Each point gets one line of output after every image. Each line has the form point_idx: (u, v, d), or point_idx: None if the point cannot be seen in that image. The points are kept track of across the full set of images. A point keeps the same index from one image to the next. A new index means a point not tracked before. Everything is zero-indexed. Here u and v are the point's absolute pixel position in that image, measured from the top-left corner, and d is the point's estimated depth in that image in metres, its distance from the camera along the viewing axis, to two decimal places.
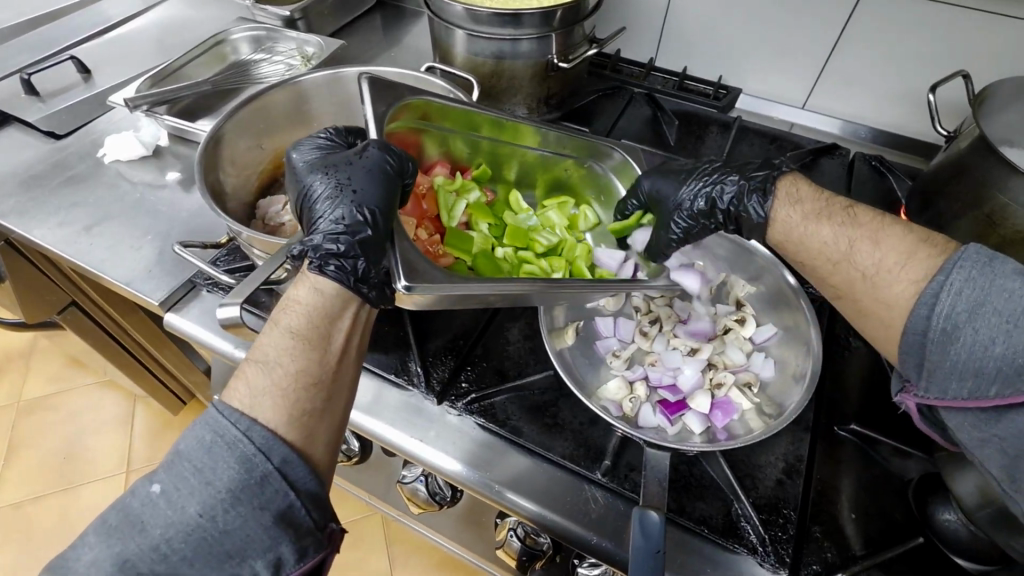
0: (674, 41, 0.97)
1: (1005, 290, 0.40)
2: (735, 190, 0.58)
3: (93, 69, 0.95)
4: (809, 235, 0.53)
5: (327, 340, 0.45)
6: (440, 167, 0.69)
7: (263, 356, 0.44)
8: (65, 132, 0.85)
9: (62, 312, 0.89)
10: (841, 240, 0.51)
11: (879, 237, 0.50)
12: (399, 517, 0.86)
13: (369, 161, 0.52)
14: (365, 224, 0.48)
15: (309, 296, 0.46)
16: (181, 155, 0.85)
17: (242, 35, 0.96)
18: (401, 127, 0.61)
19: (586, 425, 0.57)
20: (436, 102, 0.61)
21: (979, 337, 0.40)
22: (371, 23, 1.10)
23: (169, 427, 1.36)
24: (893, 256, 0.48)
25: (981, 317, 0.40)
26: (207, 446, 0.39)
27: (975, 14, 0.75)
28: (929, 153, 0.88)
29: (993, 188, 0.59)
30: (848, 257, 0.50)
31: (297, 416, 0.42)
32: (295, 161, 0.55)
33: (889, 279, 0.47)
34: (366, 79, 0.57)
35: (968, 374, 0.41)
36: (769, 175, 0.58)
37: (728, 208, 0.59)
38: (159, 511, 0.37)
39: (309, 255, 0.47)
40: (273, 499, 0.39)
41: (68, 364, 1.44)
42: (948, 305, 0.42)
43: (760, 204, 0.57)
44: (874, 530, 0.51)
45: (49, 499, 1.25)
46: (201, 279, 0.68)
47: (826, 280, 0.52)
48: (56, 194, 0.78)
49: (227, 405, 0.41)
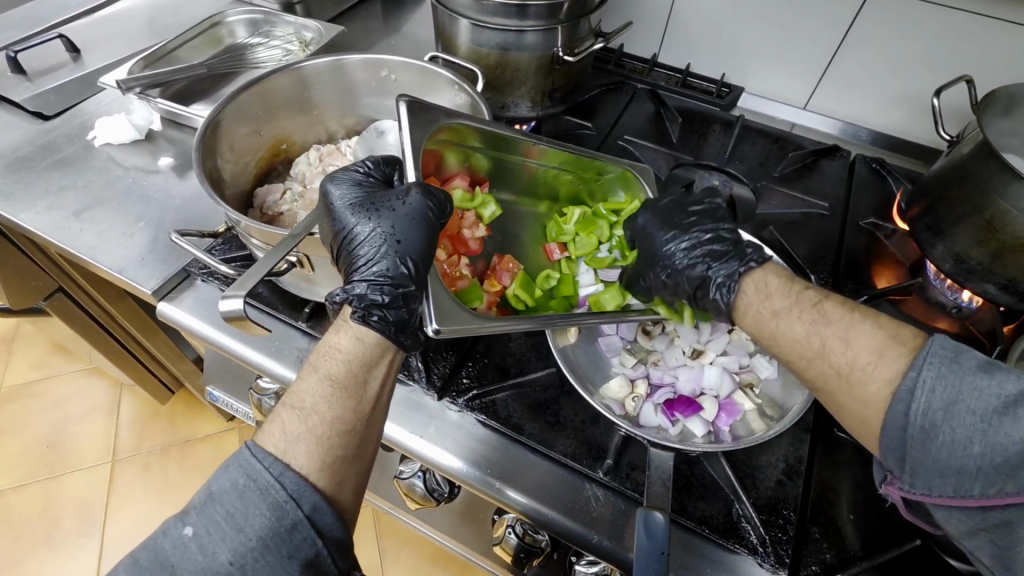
0: (677, 37, 0.97)
1: (975, 388, 0.39)
2: (714, 274, 0.55)
3: (83, 49, 0.92)
4: (777, 323, 0.51)
5: (363, 386, 0.45)
6: (459, 180, 0.64)
7: (300, 402, 0.44)
8: (53, 113, 0.83)
9: (49, 298, 0.86)
10: (813, 338, 0.49)
11: (851, 336, 0.47)
12: (393, 511, 0.85)
13: (412, 207, 0.50)
14: (407, 277, 0.48)
15: (351, 345, 0.46)
16: (175, 140, 0.82)
17: (238, 17, 0.93)
18: (439, 148, 0.58)
19: (587, 425, 0.57)
20: (476, 127, 0.58)
21: (957, 435, 0.39)
22: (371, 9, 1.08)
23: (158, 415, 1.34)
24: (865, 354, 0.46)
25: (956, 415, 0.39)
26: (239, 490, 0.39)
27: (980, 21, 0.75)
28: (928, 157, 0.89)
29: (994, 195, 0.59)
30: (822, 355, 0.48)
31: (330, 463, 0.42)
32: (331, 193, 0.53)
33: (866, 378, 0.45)
34: (402, 101, 0.54)
35: (950, 473, 0.39)
36: (740, 269, 0.55)
37: (694, 279, 0.56)
38: (190, 556, 0.37)
39: (352, 303, 0.46)
40: (301, 548, 0.39)
41: (53, 349, 1.42)
42: (923, 403, 0.40)
43: (724, 295, 0.54)
44: (871, 531, 0.52)
45: (32, 488, 1.23)
46: (196, 269, 0.67)
47: (801, 375, 0.49)
48: (45, 177, 0.75)
49: (261, 448, 0.41)
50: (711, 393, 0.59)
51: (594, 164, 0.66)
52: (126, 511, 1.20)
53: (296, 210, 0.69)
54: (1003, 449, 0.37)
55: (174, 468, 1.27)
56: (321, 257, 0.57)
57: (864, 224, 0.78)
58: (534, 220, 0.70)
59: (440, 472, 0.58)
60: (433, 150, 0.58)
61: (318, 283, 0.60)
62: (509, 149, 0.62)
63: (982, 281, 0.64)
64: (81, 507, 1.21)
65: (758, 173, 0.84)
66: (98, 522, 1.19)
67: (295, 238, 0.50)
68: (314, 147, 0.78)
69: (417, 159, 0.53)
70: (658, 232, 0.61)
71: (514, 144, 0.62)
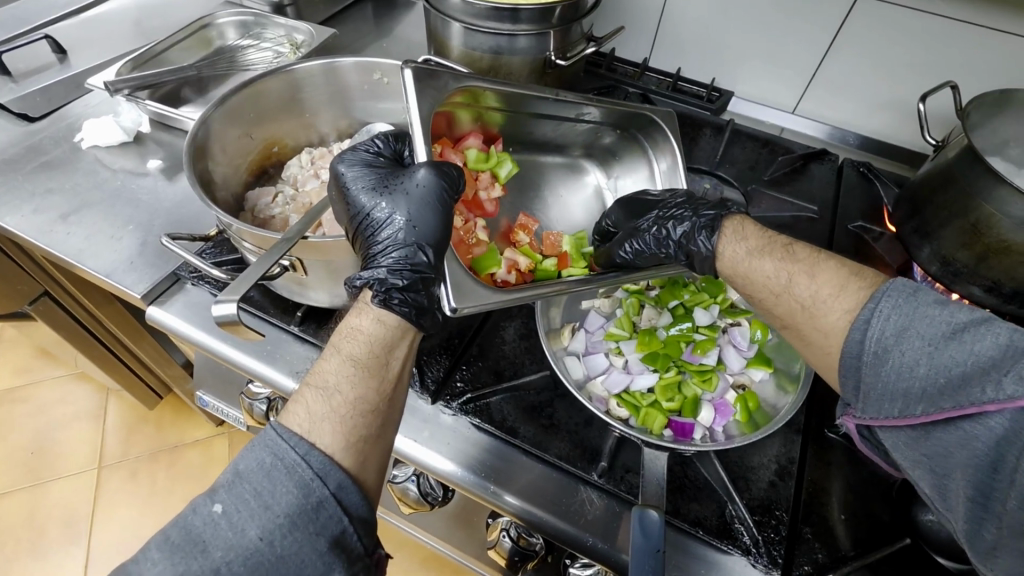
0: (668, 42, 0.98)
1: (927, 317, 0.40)
2: (688, 227, 0.57)
3: (70, 50, 0.91)
4: (753, 270, 0.53)
5: (385, 366, 0.45)
6: (474, 139, 0.62)
7: (323, 382, 0.44)
8: (39, 115, 0.82)
9: (34, 302, 0.84)
10: (780, 273, 0.51)
11: (816, 270, 0.49)
12: (385, 514, 0.84)
13: (426, 192, 0.49)
14: (427, 264, 0.48)
15: (373, 327, 0.46)
16: (164, 142, 0.82)
17: (229, 19, 0.92)
18: (451, 111, 0.58)
19: (582, 427, 0.57)
20: (488, 90, 0.57)
21: (905, 358, 0.40)
22: (362, 13, 1.08)
23: (144, 420, 1.32)
24: (826, 288, 0.48)
25: (905, 340, 0.40)
26: (266, 469, 0.39)
27: (965, 28, 0.77)
28: (915, 161, 0.90)
29: (980, 199, 0.60)
30: (788, 290, 0.50)
31: (354, 442, 0.42)
32: (343, 174, 0.53)
33: (827, 311, 0.47)
34: (408, 68, 0.51)
35: (897, 395, 0.40)
36: (718, 214, 0.57)
37: (679, 241, 0.58)
38: (220, 532, 0.37)
39: (374, 287, 0.46)
40: (328, 524, 0.39)
41: (38, 354, 1.39)
42: (876, 330, 0.42)
43: (706, 239, 0.56)
44: (862, 531, 0.52)
45: (17, 496, 1.20)
46: (186, 272, 0.66)
47: (770, 313, 0.51)
48: (31, 179, 0.74)
49: (286, 429, 0.41)
50: (704, 396, 0.61)
51: (620, 112, 0.66)
52: (114, 517, 1.19)
53: (289, 214, 0.69)
54: (946, 370, 0.38)
55: (162, 474, 1.25)
56: (314, 260, 0.55)
57: (853, 226, 0.79)
58: (551, 172, 0.71)
59: (436, 476, 0.58)
60: (445, 111, 0.57)
61: (311, 286, 0.59)
62: (526, 107, 0.62)
63: (968, 283, 0.65)
64: (67, 515, 1.18)
65: (747, 176, 0.85)
66: (83, 532, 1.17)
67: (287, 243, 0.48)
68: (307, 150, 0.78)
69: (426, 130, 0.51)
70: (636, 210, 0.63)
71: (530, 100, 0.61)
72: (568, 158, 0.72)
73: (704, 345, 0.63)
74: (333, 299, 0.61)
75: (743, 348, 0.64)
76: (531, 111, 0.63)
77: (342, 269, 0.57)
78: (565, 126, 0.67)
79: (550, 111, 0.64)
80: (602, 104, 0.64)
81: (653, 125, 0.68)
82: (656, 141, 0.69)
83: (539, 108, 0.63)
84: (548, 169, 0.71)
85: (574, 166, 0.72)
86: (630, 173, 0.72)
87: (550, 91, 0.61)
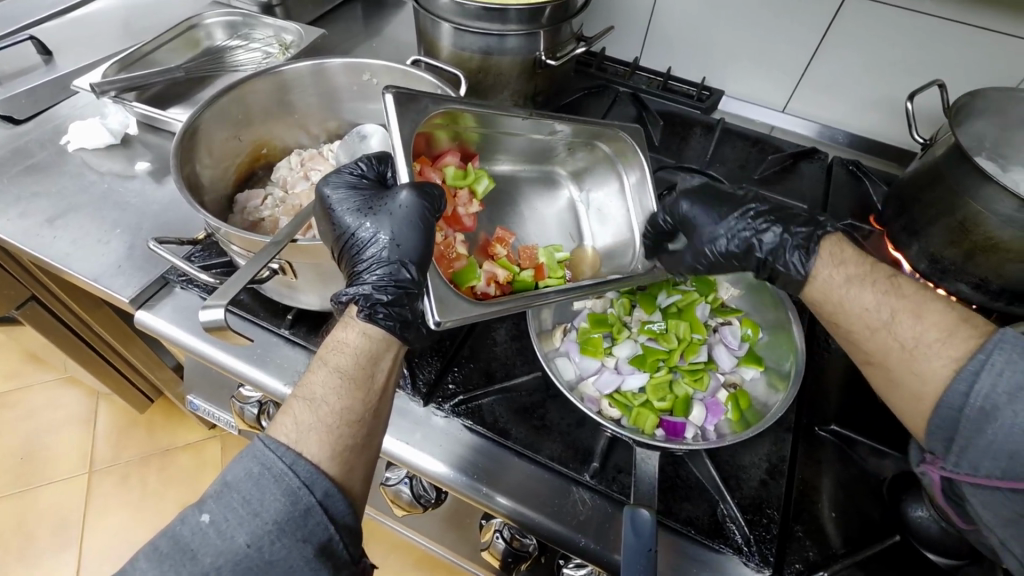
0: (660, 41, 0.98)
1: None
2: (778, 240, 0.56)
3: (56, 51, 0.90)
4: (850, 297, 0.51)
5: (371, 377, 0.45)
6: (451, 157, 0.63)
7: (309, 393, 0.43)
8: (24, 117, 0.81)
9: (21, 306, 0.83)
10: (884, 308, 0.49)
11: (923, 310, 0.48)
12: (378, 515, 0.84)
13: (409, 210, 0.49)
14: (411, 280, 0.47)
15: (358, 340, 0.46)
16: (151, 144, 0.81)
17: (216, 20, 0.91)
18: (430, 132, 0.58)
19: (573, 428, 0.57)
20: (471, 110, 0.58)
21: (1018, 419, 0.40)
22: (352, 13, 1.07)
23: (135, 424, 1.31)
24: (934, 330, 0.47)
25: (1022, 400, 0.40)
26: (254, 478, 0.39)
27: (953, 26, 0.77)
28: (902, 159, 0.91)
29: (967, 196, 0.60)
30: (888, 327, 0.48)
31: (341, 451, 0.42)
32: (328, 197, 0.52)
33: (930, 355, 0.46)
34: (388, 92, 0.51)
35: (1005, 453, 0.40)
36: (815, 232, 0.55)
37: (768, 256, 0.56)
38: (209, 540, 0.37)
39: (359, 303, 0.46)
40: (315, 531, 0.38)
41: (27, 359, 1.38)
42: (986, 385, 0.42)
43: (800, 260, 0.54)
44: (852, 529, 0.53)
45: (6, 502, 1.19)
46: (175, 276, 0.66)
47: (860, 344, 0.50)
48: (16, 182, 0.73)
49: (274, 439, 0.41)
50: (697, 395, 0.61)
51: (588, 128, 0.66)
52: (106, 522, 1.18)
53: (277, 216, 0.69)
54: None
55: (153, 477, 1.24)
56: (303, 262, 0.54)
57: (842, 225, 0.79)
58: (525, 188, 0.70)
59: (428, 479, 0.58)
60: (424, 133, 0.57)
61: (301, 289, 0.58)
62: (497, 124, 0.62)
63: (955, 280, 0.66)
64: (58, 520, 1.17)
65: (738, 175, 0.85)
66: (75, 537, 1.16)
67: (277, 246, 0.48)
68: (296, 152, 0.78)
69: (409, 152, 0.51)
70: (712, 209, 0.60)
71: (501, 120, 0.61)
72: (542, 170, 0.71)
73: (694, 347, 0.63)
74: (323, 301, 0.60)
75: (734, 346, 0.64)
76: (502, 129, 0.64)
77: (329, 274, 0.57)
78: (536, 142, 0.67)
79: (519, 129, 0.64)
80: (572, 120, 0.64)
81: (624, 144, 0.68)
82: (626, 156, 0.68)
83: (510, 127, 0.63)
84: (520, 182, 0.70)
85: (548, 179, 0.72)
86: (601, 186, 0.71)
87: (521, 110, 0.61)
